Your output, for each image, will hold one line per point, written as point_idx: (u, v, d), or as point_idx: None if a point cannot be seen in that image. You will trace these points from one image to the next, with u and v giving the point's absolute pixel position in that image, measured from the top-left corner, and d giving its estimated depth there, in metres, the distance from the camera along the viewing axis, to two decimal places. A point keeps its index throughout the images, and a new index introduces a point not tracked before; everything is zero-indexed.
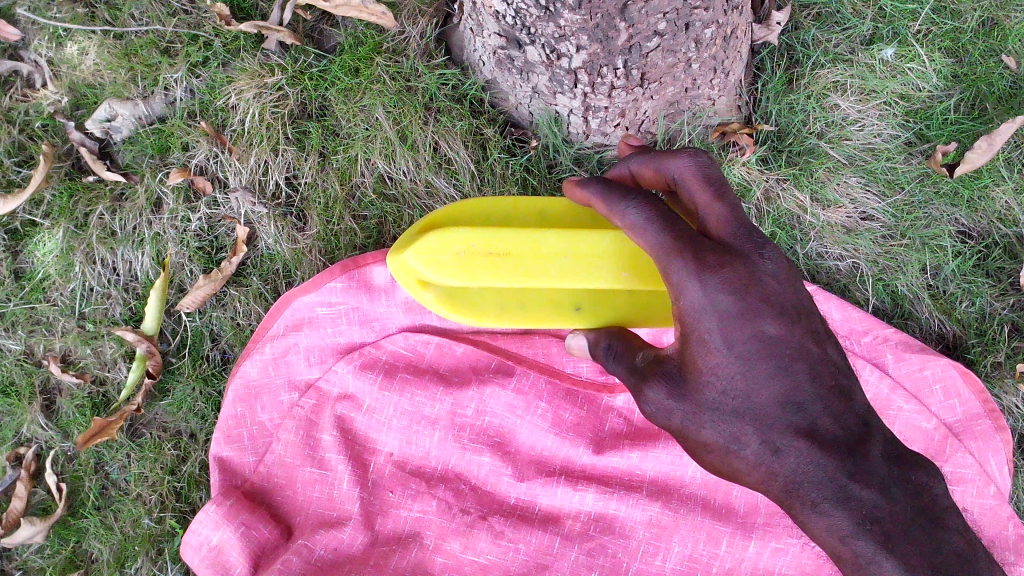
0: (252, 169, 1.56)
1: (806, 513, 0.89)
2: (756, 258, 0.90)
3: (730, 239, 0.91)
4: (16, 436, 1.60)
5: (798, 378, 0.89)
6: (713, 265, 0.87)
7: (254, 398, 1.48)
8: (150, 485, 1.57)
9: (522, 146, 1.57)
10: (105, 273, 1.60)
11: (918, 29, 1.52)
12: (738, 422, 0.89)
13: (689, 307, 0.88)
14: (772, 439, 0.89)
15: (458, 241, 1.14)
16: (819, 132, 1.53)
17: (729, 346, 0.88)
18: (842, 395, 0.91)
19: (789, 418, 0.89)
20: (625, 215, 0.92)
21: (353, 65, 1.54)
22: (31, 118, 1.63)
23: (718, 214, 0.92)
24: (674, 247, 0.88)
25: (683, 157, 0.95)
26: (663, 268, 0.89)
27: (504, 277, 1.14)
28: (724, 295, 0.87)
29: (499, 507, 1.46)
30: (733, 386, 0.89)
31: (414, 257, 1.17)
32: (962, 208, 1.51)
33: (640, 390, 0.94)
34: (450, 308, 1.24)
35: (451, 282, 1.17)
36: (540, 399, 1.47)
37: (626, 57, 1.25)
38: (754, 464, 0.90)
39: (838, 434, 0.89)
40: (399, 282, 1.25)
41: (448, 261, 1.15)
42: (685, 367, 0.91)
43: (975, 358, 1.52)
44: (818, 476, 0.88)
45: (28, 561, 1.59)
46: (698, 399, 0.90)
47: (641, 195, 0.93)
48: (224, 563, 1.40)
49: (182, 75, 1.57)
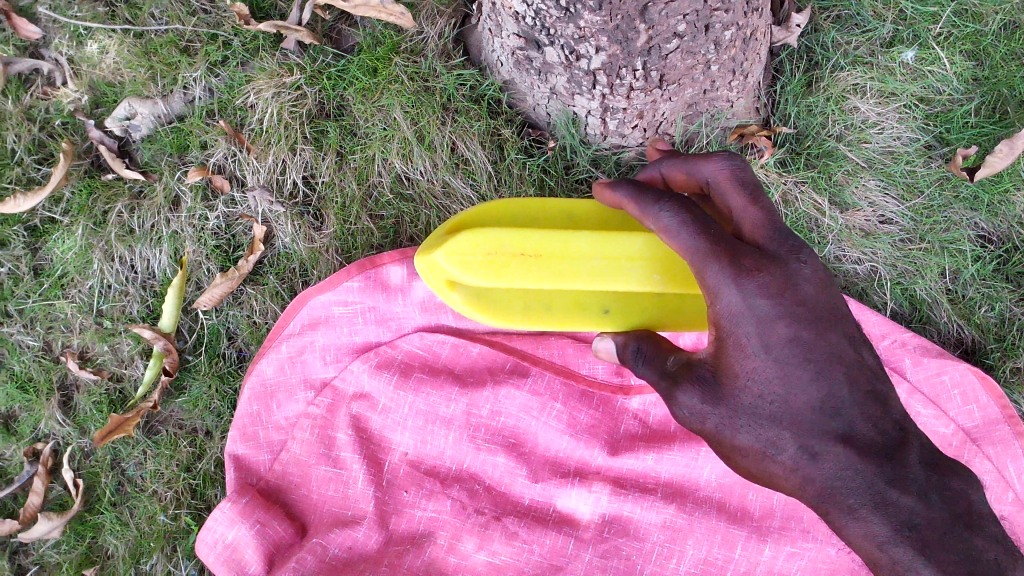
0: (270, 169, 1.57)
1: (842, 518, 0.89)
2: (792, 262, 0.90)
3: (766, 243, 0.91)
4: (34, 432, 1.62)
5: (835, 383, 0.89)
6: (750, 269, 0.88)
7: (270, 396, 1.48)
8: (167, 482, 1.58)
9: (539, 147, 1.57)
10: (123, 271, 1.61)
11: (938, 32, 1.51)
12: (775, 426, 0.89)
13: (724, 311, 0.89)
14: (809, 445, 0.89)
15: (488, 241, 1.14)
16: (838, 134, 1.52)
17: (767, 350, 0.88)
18: (879, 401, 0.91)
19: (827, 423, 0.89)
20: (659, 217, 0.92)
21: (371, 65, 1.55)
22: (51, 116, 1.64)
23: (753, 218, 0.93)
24: (711, 251, 0.88)
25: (717, 161, 0.96)
26: (698, 271, 0.90)
27: (534, 278, 1.13)
28: (761, 299, 0.87)
29: (514, 508, 1.46)
30: (770, 390, 0.89)
31: (444, 257, 1.16)
32: (982, 212, 1.51)
33: (672, 394, 0.94)
34: (477, 309, 1.23)
35: (479, 282, 1.16)
36: (555, 400, 1.47)
37: (646, 58, 1.25)
38: (790, 469, 0.90)
39: (875, 438, 0.89)
40: (426, 283, 1.24)
41: (478, 261, 1.14)
42: (719, 371, 0.91)
43: (995, 363, 1.51)
44: (855, 482, 0.88)
45: (45, 557, 1.60)
46: (732, 403, 0.90)
47: (675, 197, 0.92)
48: (239, 560, 1.41)
49: (202, 75, 1.58)
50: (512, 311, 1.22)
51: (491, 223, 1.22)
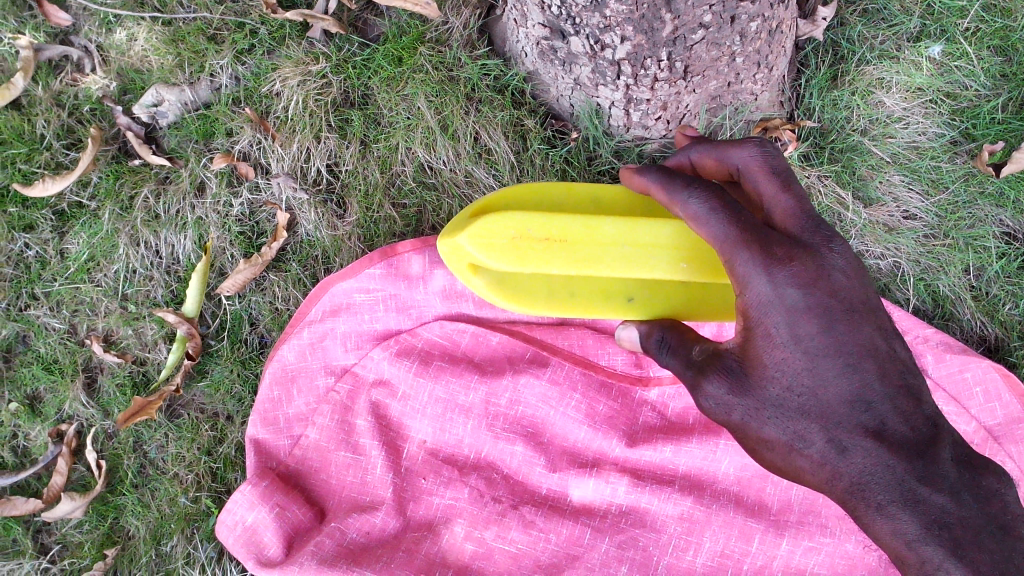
0: (295, 156, 1.58)
1: (870, 515, 0.88)
2: (824, 251, 0.90)
3: (797, 233, 0.91)
4: (58, 413, 1.64)
5: (867, 375, 0.89)
6: (781, 258, 0.88)
7: (291, 381, 1.49)
8: (188, 465, 1.60)
9: (562, 138, 1.57)
10: (148, 255, 1.63)
11: (966, 27, 1.50)
12: (803, 419, 0.89)
13: (754, 301, 0.89)
14: (838, 438, 0.88)
15: (513, 225, 1.14)
16: (863, 129, 1.52)
17: (796, 341, 0.88)
18: (911, 396, 0.90)
19: (857, 417, 0.88)
20: (687, 205, 0.92)
21: (396, 54, 1.56)
22: (79, 102, 1.66)
23: (784, 205, 0.93)
24: (741, 240, 0.88)
25: (747, 148, 0.96)
26: (727, 260, 0.90)
27: (559, 264, 1.13)
28: (792, 289, 0.87)
29: (531, 497, 1.47)
30: (798, 382, 0.89)
31: (467, 241, 1.16)
32: (1007, 209, 1.49)
33: (698, 384, 0.94)
34: (500, 295, 1.23)
35: (504, 267, 1.16)
36: (575, 390, 1.47)
37: (671, 48, 1.25)
38: (818, 463, 0.89)
39: (907, 434, 0.88)
40: (449, 268, 1.25)
41: (502, 245, 1.14)
42: (746, 361, 0.91)
43: (1018, 361, 1.49)
44: (885, 478, 0.87)
45: (67, 536, 1.62)
46: (760, 394, 0.90)
47: (703, 185, 0.92)
48: (259, 542, 1.42)
49: (228, 62, 1.60)
50: (535, 298, 1.23)
51: (515, 207, 1.23)
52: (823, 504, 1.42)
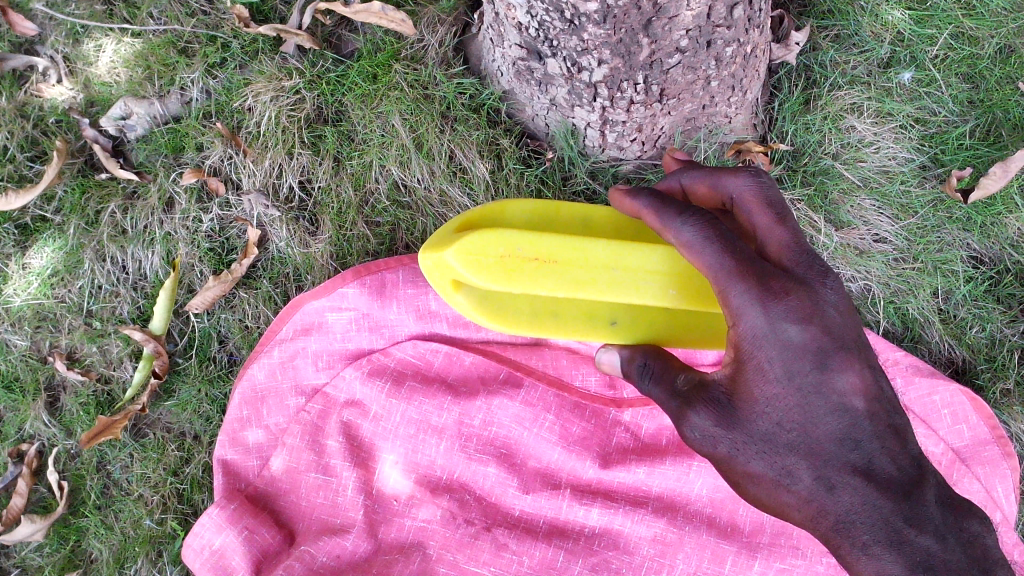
0: (266, 172, 1.56)
1: (855, 553, 0.89)
2: (819, 286, 0.90)
3: (792, 266, 0.91)
4: (19, 432, 1.60)
5: (857, 414, 0.89)
6: (777, 292, 0.88)
7: (260, 401, 1.47)
8: (153, 486, 1.56)
9: (538, 158, 1.57)
10: (113, 271, 1.60)
11: (935, 54, 1.52)
12: (792, 455, 0.89)
13: (747, 333, 0.88)
14: (827, 476, 0.89)
15: (503, 243, 1.06)
16: (835, 152, 1.53)
17: (789, 377, 0.88)
18: (898, 436, 0.91)
19: (847, 455, 0.89)
20: (680, 232, 0.91)
21: (371, 71, 1.54)
22: (45, 113, 1.63)
23: (779, 238, 0.92)
24: (737, 271, 0.87)
25: (742, 177, 0.95)
26: (720, 291, 0.89)
27: (547, 286, 1.07)
28: (788, 323, 0.87)
29: (504, 519, 1.46)
30: (789, 417, 0.89)
31: (453, 256, 1.07)
32: (974, 234, 1.52)
33: (683, 415, 0.94)
34: (484, 313, 1.19)
35: (490, 286, 1.08)
36: (548, 412, 1.46)
37: (647, 72, 1.25)
38: (805, 500, 0.89)
39: (895, 474, 0.89)
40: (430, 281, 1.18)
41: (491, 263, 1.06)
42: (735, 394, 0.91)
43: (985, 383, 1.52)
44: (872, 518, 0.88)
45: (26, 560, 1.58)
46: (747, 427, 0.90)
47: (698, 212, 0.91)
48: (226, 567, 1.40)
49: (199, 76, 1.57)
50: (516, 318, 1.19)
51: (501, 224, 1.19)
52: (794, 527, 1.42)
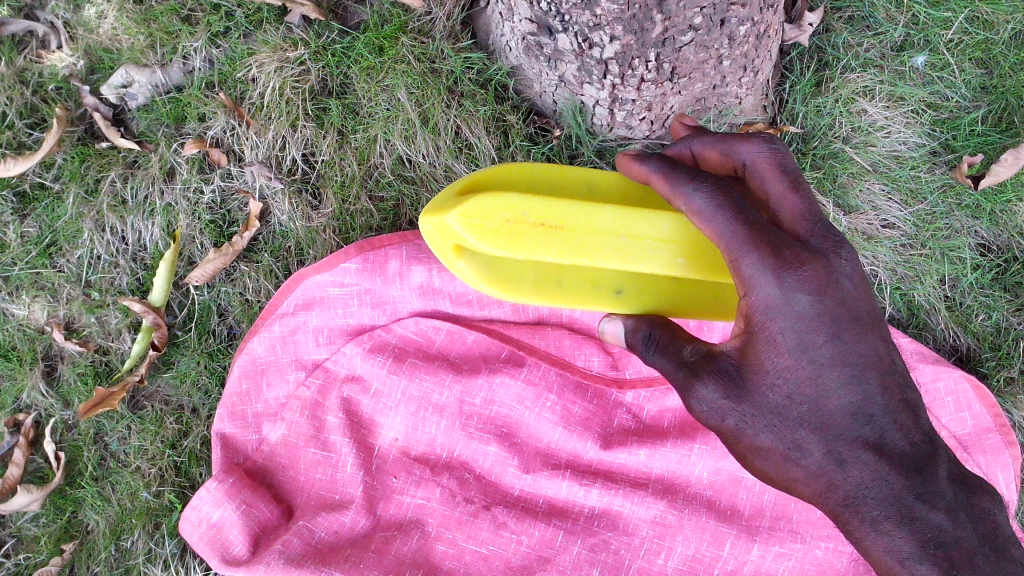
0: (270, 144, 1.54)
1: (864, 529, 0.90)
2: (834, 257, 0.89)
3: (806, 236, 0.89)
4: (16, 401, 1.59)
5: (870, 388, 0.88)
6: (791, 261, 0.86)
7: (260, 375, 1.46)
8: (151, 458, 1.55)
9: (544, 135, 1.55)
10: (113, 241, 1.58)
11: (950, 38, 1.50)
12: (802, 428, 0.88)
13: (759, 304, 0.86)
14: (838, 451, 0.88)
15: (510, 207, 1.02)
16: (844, 136, 1.52)
17: (801, 349, 0.87)
18: (911, 411, 0.90)
19: (859, 429, 0.88)
20: (691, 199, 0.88)
21: (377, 43, 1.52)
22: (45, 80, 1.61)
23: (793, 207, 0.90)
24: (750, 240, 0.85)
25: (755, 143, 0.93)
26: (732, 260, 0.86)
27: (553, 253, 1.02)
28: (802, 295, 0.85)
29: (503, 498, 1.45)
30: (800, 390, 0.88)
31: (456, 220, 1.02)
32: (983, 221, 1.51)
33: (690, 386, 0.91)
34: (487, 280, 1.13)
35: (494, 252, 1.03)
36: (550, 391, 1.45)
37: (659, 50, 1.23)
38: (815, 474, 0.89)
39: (906, 449, 0.89)
40: (431, 246, 1.14)
41: (496, 228, 1.01)
42: (745, 365, 0.89)
43: (988, 372, 1.52)
44: (883, 493, 0.88)
45: (23, 530, 1.57)
46: (757, 400, 0.89)
47: (709, 179, 0.88)
48: (224, 541, 1.39)
49: (202, 45, 1.55)
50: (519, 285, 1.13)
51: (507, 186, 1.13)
52: (796, 510, 1.43)
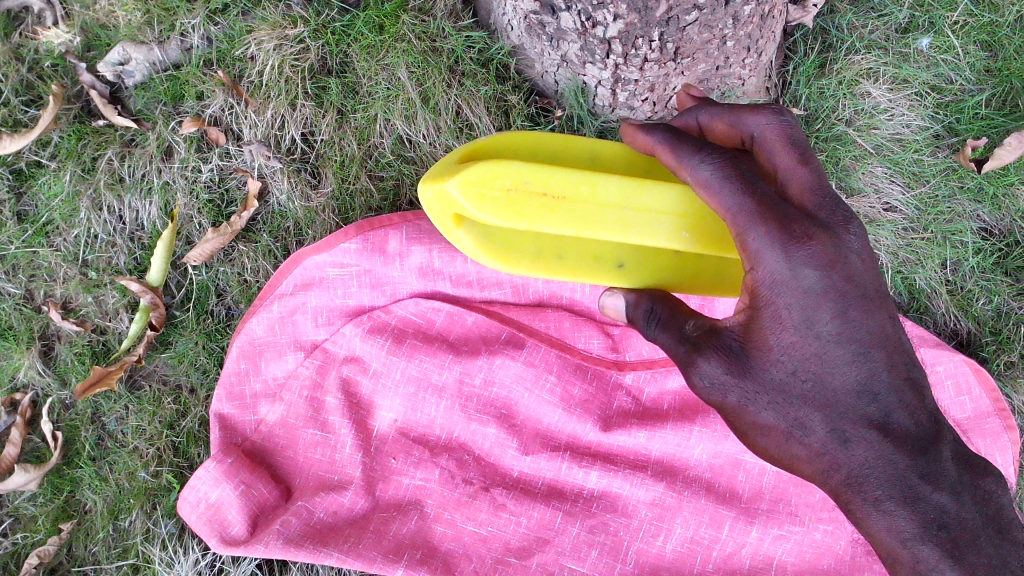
0: (269, 123, 1.53)
1: (866, 509, 0.90)
2: (843, 232, 0.87)
3: (815, 211, 0.88)
4: (12, 381, 1.57)
5: (876, 365, 0.88)
6: (799, 236, 0.85)
7: (258, 355, 1.45)
8: (149, 438, 1.54)
9: (546, 116, 1.55)
10: (110, 220, 1.57)
11: (955, 20, 1.49)
12: (806, 406, 0.88)
13: (765, 280, 0.85)
14: (841, 429, 0.88)
15: (511, 175, 1.00)
16: (848, 119, 1.51)
17: (807, 325, 0.86)
18: (915, 389, 0.90)
19: (863, 408, 0.88)
20: (697, 171, 0.88)
21: (377, 21, 1.50)
22: (41, 57, 1.59)
23: (802, 179, 0.89)
24: (756, 213, 0.84)
25: (764, 115, 0.92)
26: (738, 234, 0.86)
27: (554, 223, 1.01)
28: (809, 269, 0.85)
29: (502, 480, 1.45)
30: (804, 367, 0.87)
31: (456, 187, 1.01)
32: (985, 205, 1.51)
33: (692, 361, 0.90)
34: (487, 251, 1.11)
35: (494, 222, 1.02)
36: (550, 373, 1.44)
37: (663, 29, 1.22)
38: (818, 453, 0.89)
39: (911, 429, 0.89)
40: (431, 217, 1.11)
41: (496, 196, 1.00)
42: (749, 342, 0.88)
43: (989, 356, 1.51)
44: (887, 472, 0.88)
45: (20, 509, 1.56)
46: (761, 377, 0.88)
47: (716, 151, 0.88)
48: (222, 521, 1.39)
49: (201, 22, 1.53)
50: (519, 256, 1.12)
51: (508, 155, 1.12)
52: (794, 493, 1.43)
